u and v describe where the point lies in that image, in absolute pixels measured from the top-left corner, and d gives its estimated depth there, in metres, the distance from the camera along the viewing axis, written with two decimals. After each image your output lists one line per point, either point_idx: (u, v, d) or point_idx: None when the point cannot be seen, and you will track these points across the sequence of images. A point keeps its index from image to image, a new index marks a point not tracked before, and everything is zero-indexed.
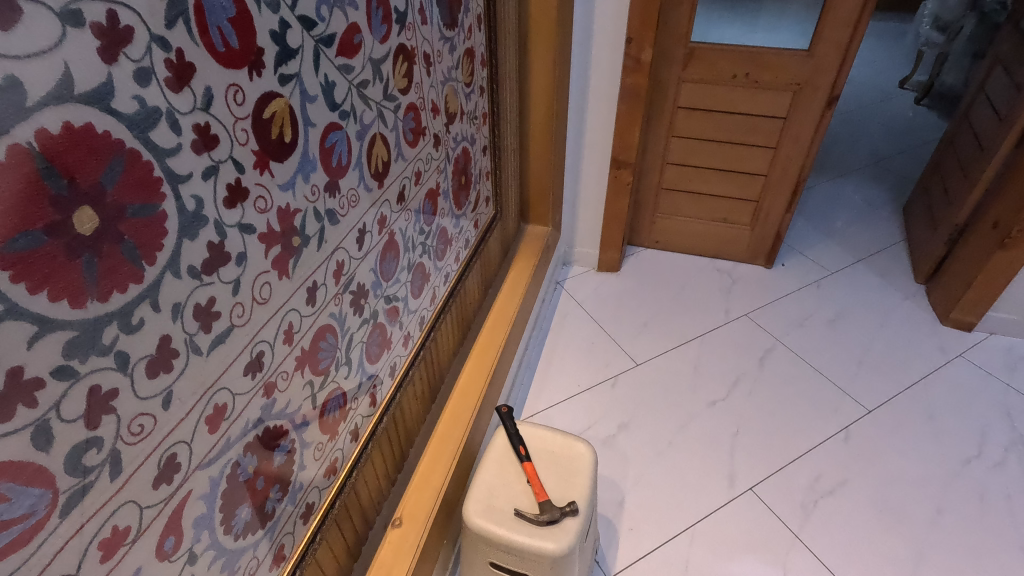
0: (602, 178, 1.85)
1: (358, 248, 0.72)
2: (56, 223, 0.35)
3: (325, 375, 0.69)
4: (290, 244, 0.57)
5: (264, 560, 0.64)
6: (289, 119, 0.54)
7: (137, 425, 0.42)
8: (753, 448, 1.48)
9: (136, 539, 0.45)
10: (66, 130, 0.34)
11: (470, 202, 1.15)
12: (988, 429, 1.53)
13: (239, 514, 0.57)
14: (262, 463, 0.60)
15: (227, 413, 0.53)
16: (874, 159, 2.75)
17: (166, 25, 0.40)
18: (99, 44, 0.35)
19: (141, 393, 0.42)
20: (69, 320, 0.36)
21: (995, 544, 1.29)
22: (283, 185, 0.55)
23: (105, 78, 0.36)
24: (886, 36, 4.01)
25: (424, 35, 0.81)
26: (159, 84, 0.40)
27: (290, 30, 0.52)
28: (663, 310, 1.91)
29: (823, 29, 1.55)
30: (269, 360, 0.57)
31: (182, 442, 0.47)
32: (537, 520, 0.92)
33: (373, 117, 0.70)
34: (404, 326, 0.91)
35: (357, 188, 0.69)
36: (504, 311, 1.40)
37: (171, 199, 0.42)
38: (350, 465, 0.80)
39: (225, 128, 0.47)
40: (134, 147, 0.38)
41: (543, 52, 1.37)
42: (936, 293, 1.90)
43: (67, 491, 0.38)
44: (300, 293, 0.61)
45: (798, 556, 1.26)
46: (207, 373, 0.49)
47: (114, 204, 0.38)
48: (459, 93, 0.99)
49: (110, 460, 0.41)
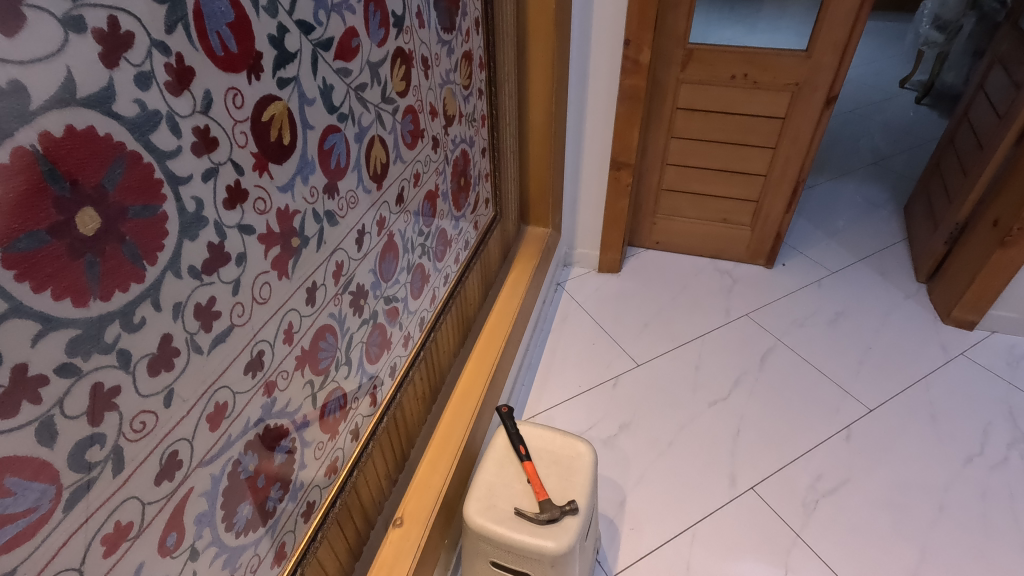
0: (602, 179, 1.85)
1: (357, 249, 0.72)
2: (59, 223, 0.35)
3: (324, 375, 0.70)
4: (289, 245, 0.58)
5: (265, 558, 0.65)
6: (287, 122, 0.55)
7: (139, 422, 0.43)
8: (754, 448, 1.48)
9: (139, 534, 0.45)
10: (68, 133, 0.35)
11: (469, 204, 1.16)
12: (991, 427, 1.53)
13: (241, 511, 0.58)
14: (263, 462, 0.61)
15: (228, 412, 0.53)
16: (874, 159, 2.75)
17: (166, 31, 0.41)
18: (101, 49, 0.36)
19: (143, 390, 0.43)
20: (73, 319, 0.37)
21: (998, 542, 1.29)
22: (282, 186, 0.56)
23: (106, 83, 0.37)
24: (885, 36, 4.01)
25: (422, 38, 0.82)
26: (159, 88, 0.41)
27: (288, 34, 0.53)
28: (664, 311, 1.91)
29: (821, 29, 1.56)
30: (269, 360, 0.58)
31: (184, 440, 0.48)
32: (537, 519, 0.93)
33: (371, 119, 0.71)
34: (404, 327, 0.92)
35: (356, 190, 0.70)
36: (505, 312, 1.41)
37: (171, 201, 0.43)
38: (350, 464, 0.81)
39: (225, 131, 0.48)
40: (134, 149, 0.39)
41: (542, 54, 1.38)
42: (937, 291, 1.90)
43: (71, 486, 0.39)
44: (299, 293, 0.61)
45: (799, 554, 1.26)
46: (208, 372, 0.50)
47: (116, 205, 0.39)
48: (457, 96, 1.00)
49: (113, 456, 0.42)
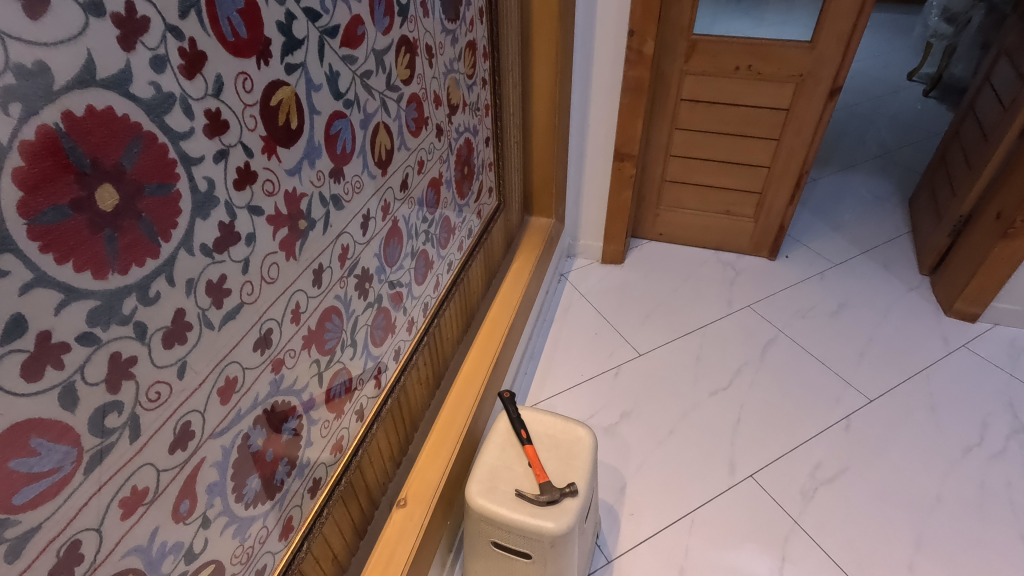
0: (605, 170, 1.86)
1: (362, 233, 0.74)
2: (80, 199, 0.37)
3: (330, 355, 0.72)
4: (296, 227, 0.60)
5: (272, 531, 0.67)
6: (295, 107, 0.57)
7: (154, 392, 0.45)
8: (754, 437, 1.49)
9: (153, 500, 0.48)
10: (88, 113, 0.37)
11: (473, 192, 1.17)
12: (990, 418, 1.54)
13: (250, 484, 0.60)
14: (270, 437, 0.63)
15: (238, 386, 0.55)
16: (880, 152, 2.75)
17: (180, 16, 0.42)
18: (119, 33, 0.38)
19: (158, 361, 0.45)
20: (92, 290, 0.39)
21: (995, 531, 1.30)
22: (289, 170, 0.58)
23: (124, 65, 0.39)
24: (895, 28, 3.98)
25: (426, 27, 0.84)
26: (173, 72, 0.42)
27: (295, 22, 0.54)
28: (666, 301, 1.93)
29: (825, 20, 1.56)
30: (276, 338, 0.60)
31: (196, 412, 0.50)
32: (537, 500, 0.95)
33: (376, 106, 0.72)
34: (407, 312, 0.94)
35: (361, 175, 0.71)
36: (507, 301, 1.43)
37: (184, 180, 0.45)
38: (355, 444, 0.83)
39: (236, 114, 0.49)
40: (150, 130, 0.41)
41: (546, 44, 1.39)
42: (940, 284, 1.90)
43: (90, 450, 0.41)
44: (307, 274, 0.63)
45: (796, 541, 1.28)
46: (219, 346, 0.52)
47: (133, 182, 0.41)
48: (461, 85, 1.01)
49: (130, 423, 0.44)
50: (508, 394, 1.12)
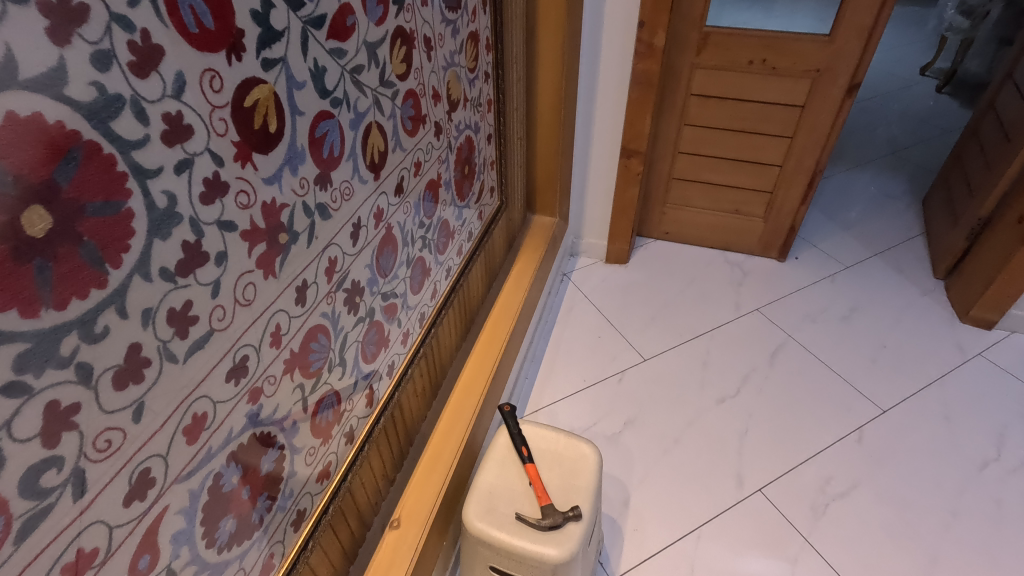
0: (611, 167, 1.79)
1: (352, 244, 0.68)
2: (2, 225, 0.31)
3: (316, 378, 0.66)
4: (276, 241, 0.54)
5: (251, 571, 0.62)
6: (274, 107, 0.50)
7: (104, 440, 0.39)
8: (762, 448, 1.44)
9: (105, 560, 0.42)
10: (9, 120, 0.30)
11: (474, 192, 1.11)
12: (1008, 431, 1.48)
13: (223, 526, 0.55)
14: (247, 473, 0.57)
15: (208, 423, 0.49)
16: (891, 149, 2.67)
17: (129, 3, 0.36)
18: (48, 24, 0.31)
19: (108, 406, 0.39)
20: (20, 332, 0.33)
21: (1014, 552, 1.25)
22: (267, 178, 0.51)
23: (56, 63, 0.32)
24: (908, 21, 3.89)
25: (425, 17, 0.77)
26: (121, 69, 0.36)
27: (274, 10, 0.48)
28: (671, 303, 1.86)
29: (846, 13, 1.48)
30: (254, 365, 0.54)
31: (157, 456, 0.44)
32: (539, 525, 0.89)
33: (368, 104, 0.66)
34: (402, 324, 0.88)
35: (351, 180, 0.65)
36: (509, 305, 1.36)
37: (138, 196, 0.39)
38: (344, 468, 0.77)
39: (202, 117, 0.43)
40: (91, 139, 0.35)
41: (552, 35, 1.32)
42: (955, 289, 1.84)
43: (22, 516, 0.35)
44: (288, 292, 0.57)
45: (807, 559, 1.23)
46: (185, 381, 0.46)
47: (71, 202, 0.34)
48: (462, 79, 0.94)
49: (73, 480, 0.38)
50: (508, 408, 1.06)
